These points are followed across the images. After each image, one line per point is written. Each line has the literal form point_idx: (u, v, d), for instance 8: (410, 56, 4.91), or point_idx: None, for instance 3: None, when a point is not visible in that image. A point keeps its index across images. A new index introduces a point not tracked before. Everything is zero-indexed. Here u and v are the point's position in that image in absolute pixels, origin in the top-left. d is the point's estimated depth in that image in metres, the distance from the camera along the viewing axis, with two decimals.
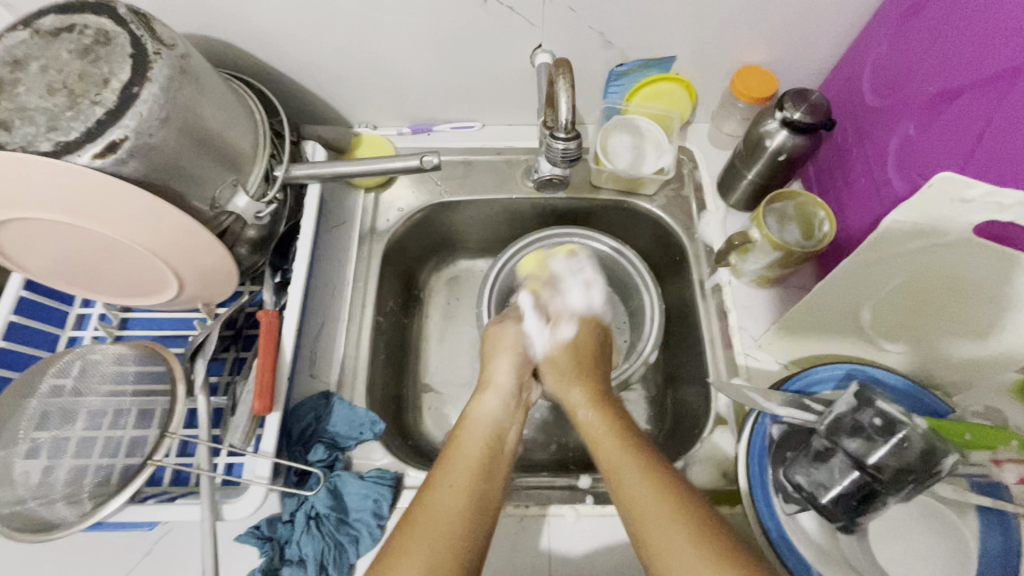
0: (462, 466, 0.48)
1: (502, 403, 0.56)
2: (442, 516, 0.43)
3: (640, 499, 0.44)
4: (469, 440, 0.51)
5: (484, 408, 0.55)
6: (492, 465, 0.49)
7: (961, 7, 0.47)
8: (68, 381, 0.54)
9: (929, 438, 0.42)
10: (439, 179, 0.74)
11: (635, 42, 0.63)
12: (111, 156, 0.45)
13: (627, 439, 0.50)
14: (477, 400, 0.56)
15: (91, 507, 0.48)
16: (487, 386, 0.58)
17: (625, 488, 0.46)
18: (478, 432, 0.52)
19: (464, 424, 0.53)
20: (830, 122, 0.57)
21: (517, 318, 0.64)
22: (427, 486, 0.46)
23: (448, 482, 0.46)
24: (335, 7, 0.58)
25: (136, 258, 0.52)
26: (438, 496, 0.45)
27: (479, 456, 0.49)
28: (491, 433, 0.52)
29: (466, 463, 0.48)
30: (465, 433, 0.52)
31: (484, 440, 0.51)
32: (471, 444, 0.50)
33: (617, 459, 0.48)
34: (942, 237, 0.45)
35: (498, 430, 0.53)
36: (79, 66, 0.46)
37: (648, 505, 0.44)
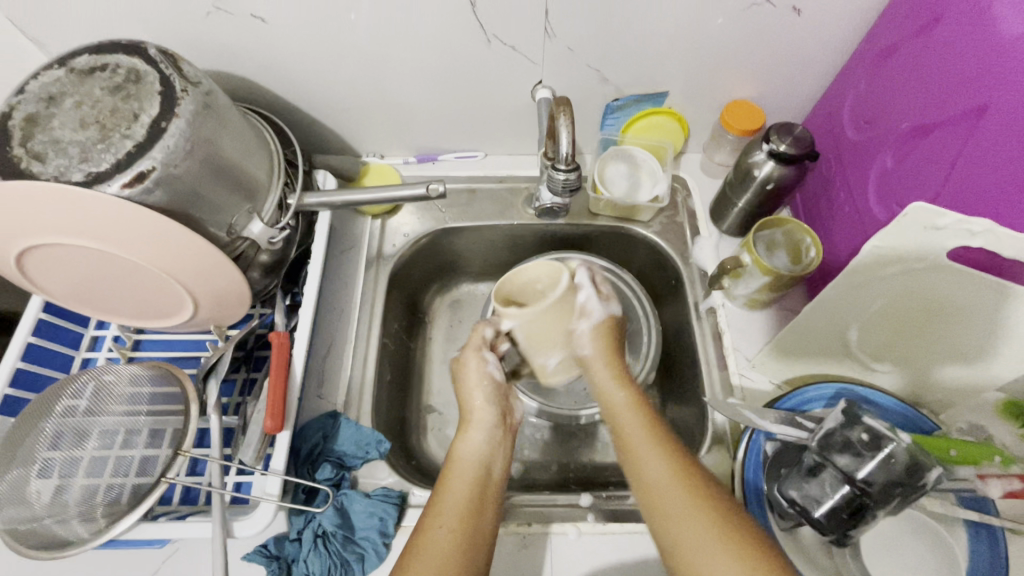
0: (454, 506, 0.48)
1: (486, 434, 0.55)
2: (436, 559, 0.44)
3: (658, 481, 0.47)
4: (459, 478, 0.51)
5: (468, 445, 0.54)
6: (483, 501, 0.50)
7: (930, 51, 0.51)
8: (81, 402, 0.55)
9: (914, 453, 0.44)
10: (443, 207, 0.78)
11: (630, 79, 0.68)
12: (138, 185, 0.47)
13: (653, 426, 0.52)
14: (461, 436, 0.55)
15: (105, 525, 0.50)
16: (467, 421, 0.56)
17: (641, 474, 0.48)
18: (467, 469, 0.52)
19: (453, 461, 0.53)
20: (812, 154, 0.61)
21: (478, 352, 0.59)
22: (421, 527, 0.47)
23: (440, 523, 0.47)
24: (349, 46, 0.62)
25: (154, 282, 0.54)
26: (431, 538, 0.46)
27: (469, 496, 0.49)
28: (480, 469, 0.52)
29: (454, 500, 0.49)
30: (455, 471, 0.52)
31: (473, 476, 0.51)
32: (462, 481, 0.50)
33: (637, 445, 0.50)
34: (919, 262, 0.48)
35: (486, 462, 0.53)
36: (110, 102, 0.49)
37: (664, 489, 0.46)
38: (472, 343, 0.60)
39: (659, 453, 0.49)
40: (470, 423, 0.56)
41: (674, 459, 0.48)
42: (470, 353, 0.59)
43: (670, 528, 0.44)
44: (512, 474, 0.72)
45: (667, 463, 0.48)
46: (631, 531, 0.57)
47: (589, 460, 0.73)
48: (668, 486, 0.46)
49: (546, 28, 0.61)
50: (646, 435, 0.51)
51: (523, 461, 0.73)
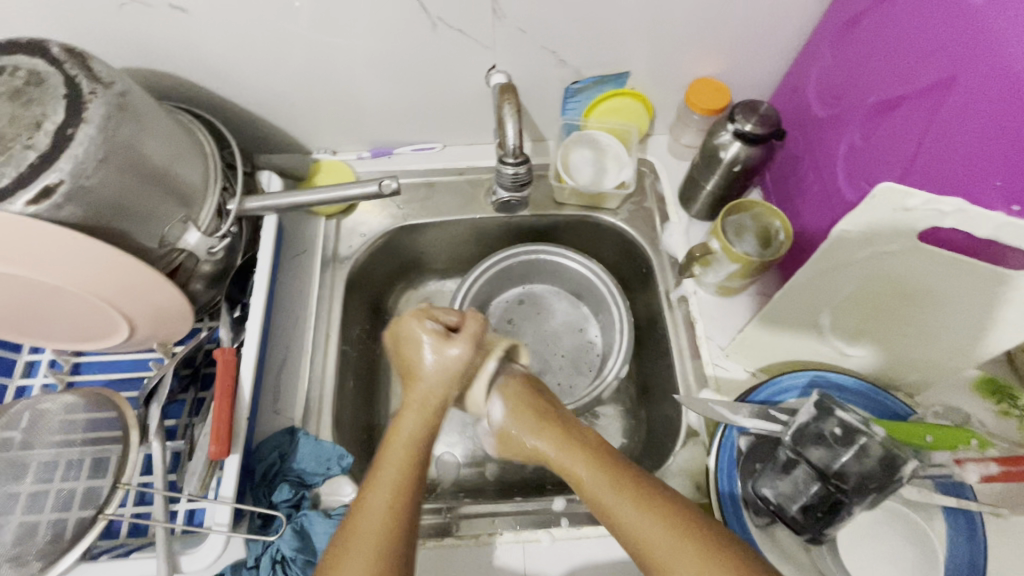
0: (392, 483, 0.42)
1: (431, 408, 0.48)
2: (369, 541, 0.39)
3: (645, 530, 0.40)
4: (395, 455, 0.44)
5: (409, 424, 0.47)
6: (420, 476, 0.44)
7: (895, 20, 0.48)
8: (17, 433, 0.51)
9: (887, 446, 0.43)
10: (401, 203, 0.74)
11: (589, 60, 0.64)
12: (45, 201, 0.43)
13: (612, 469, 0.44)
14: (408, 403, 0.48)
15: (41, 568, 0.46)
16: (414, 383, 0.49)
17: (620, 521, 0.41)
18: (406, 445, 0.45)
19: (392, 430, 0.47)
20: (779, 133, 0.58)
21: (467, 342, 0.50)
22: (358, 506, 0.41)
23: (375, 497, 0.41)
24: (286, 35, 0.58)
25: (83, 304, 0.50)
26: (366, 514, 0.40)
27: (408, 474, 0.43)
28: (417, 449, 0.45)
29: (392, 469, 0.43)
30: (392, 447, 0.45)
31: (411, 453, 0.45)
32: (397, 456, 0.44)
33: (602, 493, 0.43)
34: (887, 245, 0.46)
35: (428, 439, 0.47)
36: (10, 109, 0.44)
37: (659, 542, 0.39)
38: (468, 329, 0.51)
39: (624, 489, 0.42)
40: (415, 393, 0.48)
41: (654, 503, 0.41)
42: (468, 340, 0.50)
43: None
44: (487, 477, 0.70)
45: (649, 513, 0.41)
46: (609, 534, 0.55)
47: None
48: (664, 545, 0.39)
49: (495, 8, 0.57)
50: (608, 482, 0.43)
51: (497, 462, 0.71)
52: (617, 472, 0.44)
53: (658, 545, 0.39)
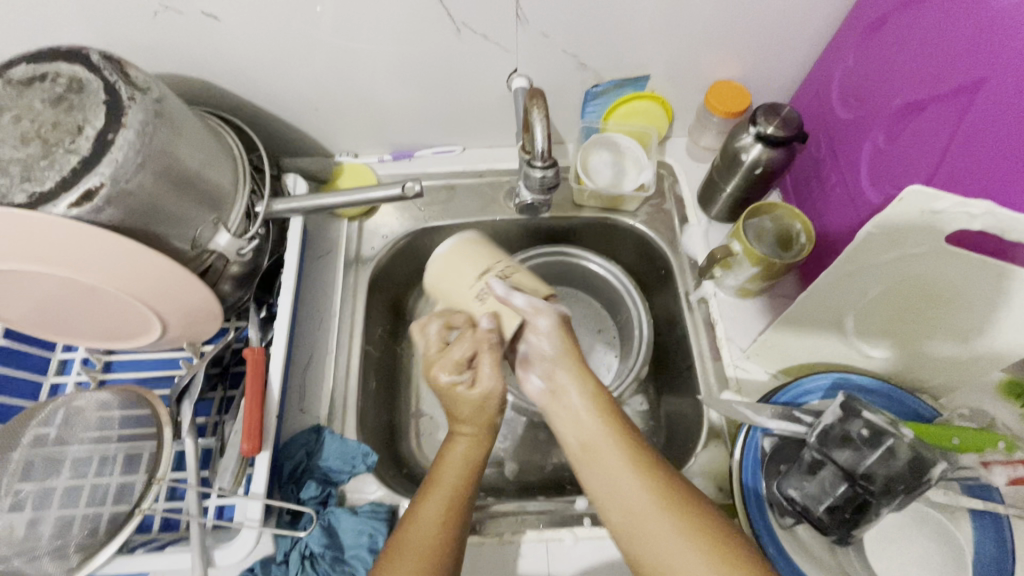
0: (443, 499, 0.46)
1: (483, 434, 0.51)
2: (416, 551, 0.43)
3: (637, 502, 0.42)
4: (449, 474, 0.48)
5: (459, 448, 0.50)
6: (469, 500, 0.47)
7: (921, 22, 0.48)
8: (52, 430, 0.53)
9: (916, 447, 0.42)
10: (423, 205, 0.75)
11: (609, 64, 0.65)
12: (87, 204, 0.44)
13: (621, 435, 0.46)
14: (454, 435, 0.51)
15: (79, 561, 0.48)
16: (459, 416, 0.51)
17: (619, 497, 0.43)
18: (460, 468, 0.49)
19: (444, 455, 0.50)
20: (802, 136, 0.59)
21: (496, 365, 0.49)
22: (409, 520, 0.45)
23: (426, 512, 0.45)
24: (311, 41, 0.59)
25: (119, 303, 0.52)
26: (417, 526, 0.44)
27: (461, 490, 0.47)
28: (470, 468, 0.49)
29: (446, 486, 0.47)
30: (445, 468, 0.49)
31: (465, 475, 0.48)
32: (450, 475, 0.48)
33: (610, 467, 0.45)
34: (914, 247, 0.46)
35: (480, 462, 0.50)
36: (53, 115, 0.46)
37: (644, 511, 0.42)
38: (483, 363, 0.48)
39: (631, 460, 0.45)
40: (466, 423, 0.51)
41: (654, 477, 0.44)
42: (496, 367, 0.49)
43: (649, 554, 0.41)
44: (507, 477, 0.71)
45: (643, 479, 0.43)
46: None
47: None
48: (647, 509, 0.42)
49: (517, 14, 0.58)
50: (619, 450, 0.45)
51: (517, 461, 0.72)
52: (616, 433, 0.46)
53: (643, 512, 0.42)
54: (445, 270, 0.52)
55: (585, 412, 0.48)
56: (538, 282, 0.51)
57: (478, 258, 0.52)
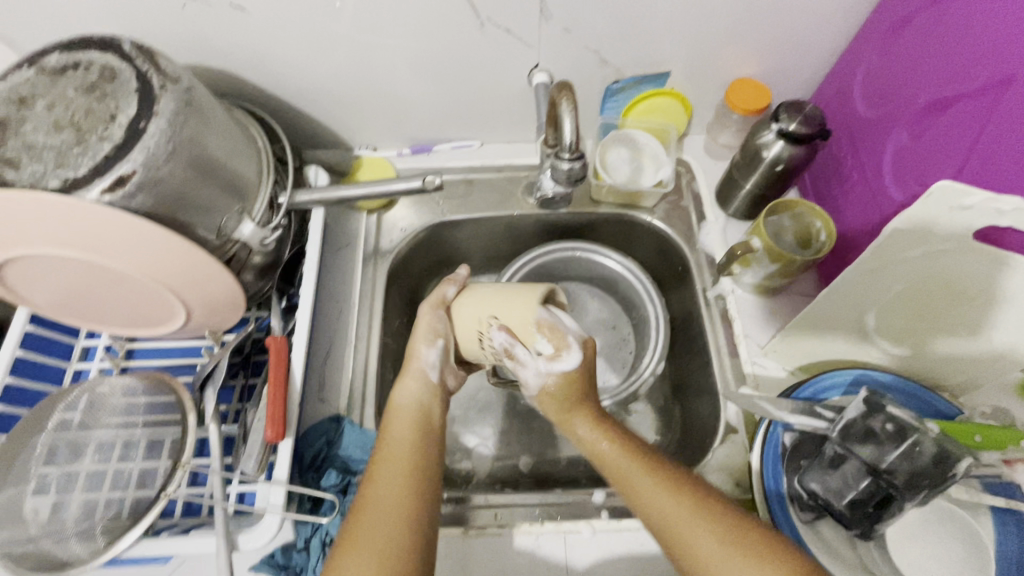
0: (397, 454, 0.47)
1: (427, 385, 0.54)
2: (380, 507, 0.43)
3: (663, 506, 0.43)
4: (400, 425, 0.50)
5: (406, 390, 0.53)
6: (426, 450, 0.49)
7: (948, 20, 0.48)
8: (76, 415, 0.53)
9: (941, 442, 0.42)
10: (441, 200, 0.75)
11: (630, 60, 0.65)
12: (119, 190, 0.45)
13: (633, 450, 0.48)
14: (400, 383, 0.54)
15: (105, 543, 0.48)
16: (409, 363, 0.54)
17: (647, 507, 0.44)
18: (406, 419, 0.51)
19: (390, 411, 0.52)
20: (823, 133, 0.59)
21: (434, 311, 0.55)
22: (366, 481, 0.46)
23: (385, 469, 0.46)
24: (335, 34, 0.59)
25: (145, 290, 0.52)
26: (377, 484, 0.45)
27: (412, 444, 0.49)
28: (419, 414, 0.51)
29: (397, 441, 0.48)
30: (393, 420, 0.51)
31: (415, 427, 0.50)
32: (403, 424, 0.50)
33: (632, 479, 0.46)
34: (941, 243, 0.46)
35: (427, 413, 0.52)
36: (85, 103, 0.46)
37: (671, 514, 0.43)
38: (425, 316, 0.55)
39: (651, 470, 0.46)
40: (413, 374, 0.54)
41: (674, 483, 0.45)
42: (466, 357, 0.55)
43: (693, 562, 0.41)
44: (521, 471, 0.71)
45: (666, 487, 0.44)
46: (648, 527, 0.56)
47: None
48: (674, 515, 0.42)
49: (542, 9, 0.58)
50: (631, 461, 0.47)
51: (531, 455, 0.72)
52: (635, 453, 0.48)
53: (670, 515, 0.43)
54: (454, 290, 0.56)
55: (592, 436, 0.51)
56: (524, 321, 0.49)
57: (472, 304, 0.53)
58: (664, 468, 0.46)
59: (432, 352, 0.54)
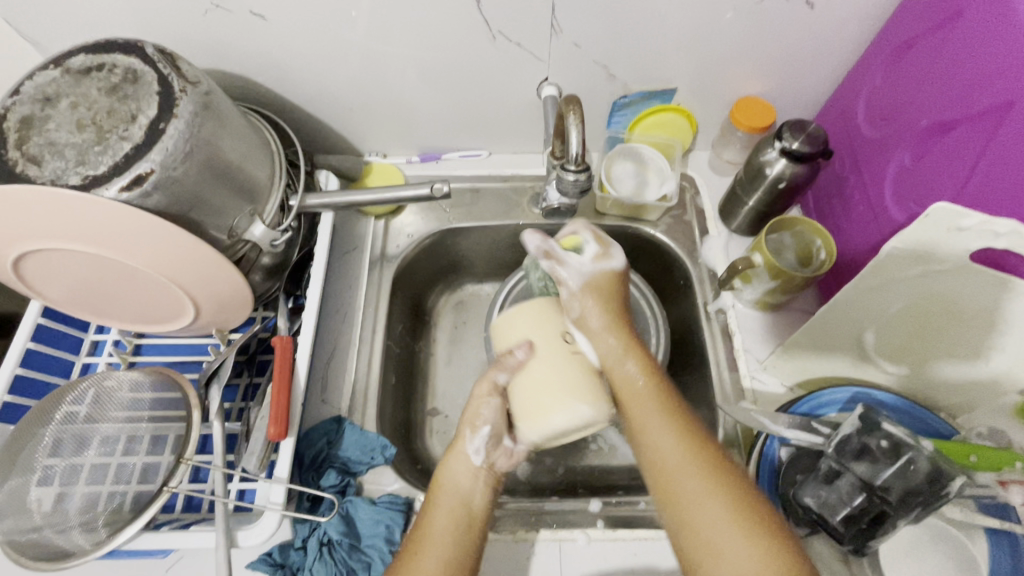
0: (436, 568, 0.45)
1: (481, 481, 0.50)
2: None
3: (676, 468, 0.45)
4: (439, 520, 0.47)
5: (455, 478, 0.50)
6: (466, 553, 0.47)
7: (951, 45, 0.49)
8: (83, 408, 0.54)
9: (935, 460, 0.44)
10: (447, 207, 0.76)
11: (638, 76, 0.66)
12: (136, 189, 0.46)
13: (660, 395, 0.50)
14: (453, 458, 0.51)
15: (107, 535, 0.49)
16: (455, 448, 0.51)
17: (654, 452, 0.47)
18: (450, 519, 0.47)
19: (433, 499, 0.49)
20: (826, 152, 0.60)
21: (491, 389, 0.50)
22: None
23: None
24: (348, 42, 0.61)
25: (156, 286, 0.53)
26: None
27: (451, 554, 0.46)
28: (462, 511, 0.48)
29: (438, 550, 0.46)
30: (436, 510, 0.48)
31: (458, 529, 0.47)
32: (444, 522, 0.47)
33: (647, 423, 0.48)
34: (938, 263, 0.47)
35: (471, 507, 0.49)
36: (108, 103, 0.48)
37: (678, 468, 0.45)
38: (484, 402, 0.50)
39: (666, 414, 0.48)
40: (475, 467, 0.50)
41: (693, 442, 0.46)
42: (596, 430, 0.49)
43: (679, 507, 0.43)
44: (519, 478, 0.71)
45: (680, 439, 0.46)
46: (643, 537, 0.56)
47: (595, 464, 0.72)
48: (687, 478, 0.44)
49: (552, 24, 0.59)
50: (658, 410, 0.48)
51: (529, 462, 0.72)
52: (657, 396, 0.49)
53: (678, 469, 0.45)
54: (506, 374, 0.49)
55: (620, 352, 0.52)
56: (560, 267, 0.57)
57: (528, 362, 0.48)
58: (680, 413, 0.48)
59: (477, 437, 0.50)
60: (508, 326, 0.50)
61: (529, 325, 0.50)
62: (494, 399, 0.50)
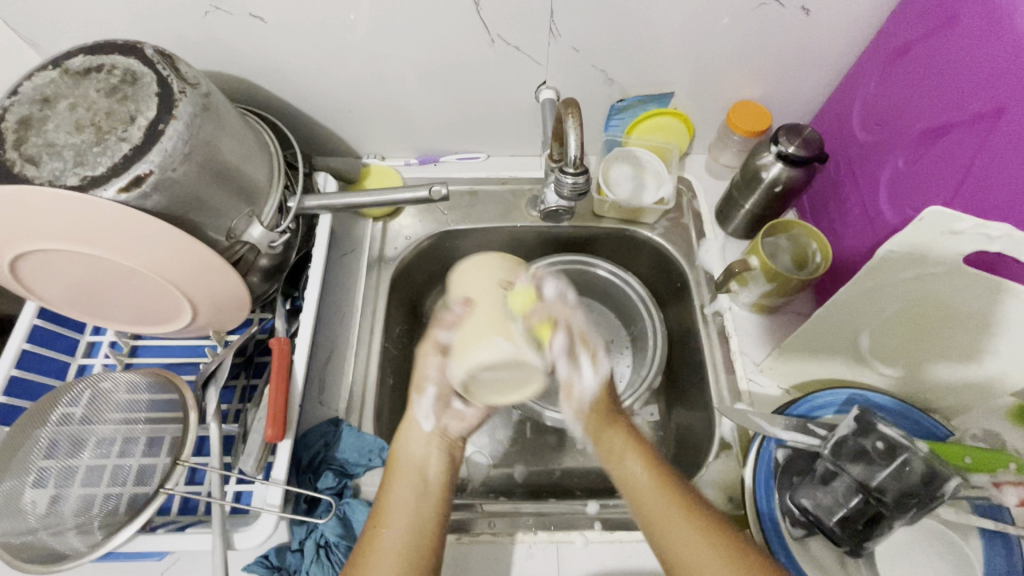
0: (404, 507, 0.50)
1: (430, 440, 0.56)
2: (392, 555, 0.46)
3: (675, 531, 0.46)
4: (400, 484, 0.52)
5: (409, 446, 0.55)
6: (433, 504, 0.51)
7: (944, 51, 0.50)
8: (78, 410, 0.54)
9: (929, 461, 0.45)
10: (445, 210, 0.76)
11: (635, 80, 0.67)
12: (135, 190, 0.46)
13: (647, 455, 0.53)
14: (403, 434, 0.56)
15: (103, 537, 0.49)
16: (409, 421, 0.56)
17: (650, 513, 0.48)
18: (409, 471, 0.53)
19: (392, 464, 0.54)
20: (822, 156, 0.60)
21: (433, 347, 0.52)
22: (370, 532, 0.48)
23: (388, 525, 0.48)
24: (347, 44, 0.61)
25: (154, 287, 0.53)
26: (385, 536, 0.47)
27: (414, 497, 0.51)
28: (420, 475, 0.53)
29: (401, 495, 0.51)
30: (395, 477, 0.53)
31: (416, 477, 0.53)
32: (404, 488, 0.51)
33: (639, 483, 0.50)
34: (933, 266, 0.47)
35: (426, 466, 0.54)
36: (107, 104, 0.48)
37: (673, 525, 0.47)
38: (426, 353, 0.54)
39: (657, 477, 0.50)
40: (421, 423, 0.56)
41: (685, 499, 0.48)
42: (529, 382, 0.48)
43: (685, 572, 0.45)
44: (516, 480, 0.71)
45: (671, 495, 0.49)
46: (640, 539, 0.56)
47: (592, 466, 0.72)
48: (687, 542, 0.45)
49: (551, 28, 0.60)
50: (647, 473, 0.51)
51: (526, 464, 0.72)
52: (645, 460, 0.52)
53: (674, 531, 0.46)
54: (446, 335, 0.49)
55: (613, 413, 0.56)
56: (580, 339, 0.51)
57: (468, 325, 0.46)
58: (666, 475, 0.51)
59: (424, 401, 0.56)
60: (458, 284, 0.49)
61: (484, 278, 0.48)
62: (433, 360, 0.54)
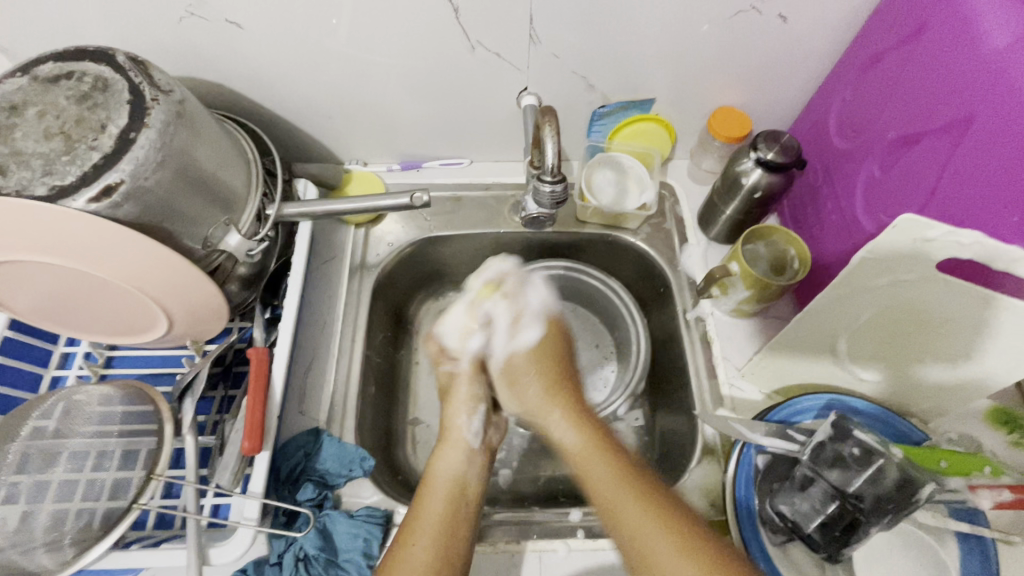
0: (433, 522, 0.48)
1: (467, 457, 0.55)
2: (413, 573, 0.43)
3: (642, 528, 0.43)
4: (436, 496, 0.50)
5: (445, 460, 0.54)
6: (460, 517, 0.49)
7: (915, 60, 0.51)
8: (50, 423, 0.52)
9: (904, 467, 0.46)
10: (428, 215, 0.76)
11: (617, 86, 0.67)
12: (106, 200, 0.45)
13: (610, 460, 0.48)
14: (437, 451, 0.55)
15: (74, 555, 0.48)
16: (452, 437, 0.57)
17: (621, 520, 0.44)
18: (444, 486, 0.51)
19: (426, 483, 0.52)
20: (800, 162, 0.61)
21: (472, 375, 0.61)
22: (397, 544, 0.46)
23: (416, 542, 0.46)
24: (326, 49, 0.60)
25: (126, 296, 0.52)
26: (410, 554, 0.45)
27: (449, 513, 0.49)
28: (459, 488, 0.51)
29: (436, 510, 0.49)
30: (429, 492, 0.51)
31: (451, 496, 0.50)
32: (438, 501, 0.50)
33: (607, 490, 0.46)
34: (906, 273, 0.48)
35: (461, 482, 0.52)
36: (77, 112, 0.47)
37: (644, 530, 0.43)
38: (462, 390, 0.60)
39: (619, 475, 0.47)
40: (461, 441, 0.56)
41: (641, 488, 0.46)
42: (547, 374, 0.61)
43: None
44: (501, 487, 0.71)
45: (604, 463, 0.48)
46: None
47: None
48: (648, 532, 0.42)
49: (531, 35, 0.60)
50: (606, 470, 0.48)
51: (512, 470, 0.72)
52: (607, 460, 0.49)
53: (642, 532, 0.43)
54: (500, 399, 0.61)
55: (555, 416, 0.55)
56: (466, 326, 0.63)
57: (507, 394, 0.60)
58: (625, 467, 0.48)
59: (473, 417, 0.59)
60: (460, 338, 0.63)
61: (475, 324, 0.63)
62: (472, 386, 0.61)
